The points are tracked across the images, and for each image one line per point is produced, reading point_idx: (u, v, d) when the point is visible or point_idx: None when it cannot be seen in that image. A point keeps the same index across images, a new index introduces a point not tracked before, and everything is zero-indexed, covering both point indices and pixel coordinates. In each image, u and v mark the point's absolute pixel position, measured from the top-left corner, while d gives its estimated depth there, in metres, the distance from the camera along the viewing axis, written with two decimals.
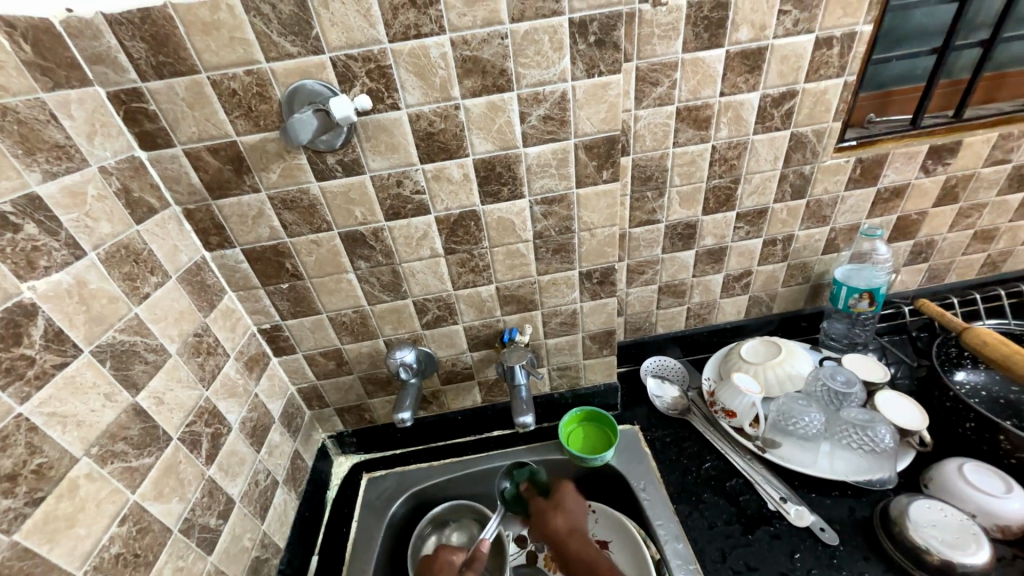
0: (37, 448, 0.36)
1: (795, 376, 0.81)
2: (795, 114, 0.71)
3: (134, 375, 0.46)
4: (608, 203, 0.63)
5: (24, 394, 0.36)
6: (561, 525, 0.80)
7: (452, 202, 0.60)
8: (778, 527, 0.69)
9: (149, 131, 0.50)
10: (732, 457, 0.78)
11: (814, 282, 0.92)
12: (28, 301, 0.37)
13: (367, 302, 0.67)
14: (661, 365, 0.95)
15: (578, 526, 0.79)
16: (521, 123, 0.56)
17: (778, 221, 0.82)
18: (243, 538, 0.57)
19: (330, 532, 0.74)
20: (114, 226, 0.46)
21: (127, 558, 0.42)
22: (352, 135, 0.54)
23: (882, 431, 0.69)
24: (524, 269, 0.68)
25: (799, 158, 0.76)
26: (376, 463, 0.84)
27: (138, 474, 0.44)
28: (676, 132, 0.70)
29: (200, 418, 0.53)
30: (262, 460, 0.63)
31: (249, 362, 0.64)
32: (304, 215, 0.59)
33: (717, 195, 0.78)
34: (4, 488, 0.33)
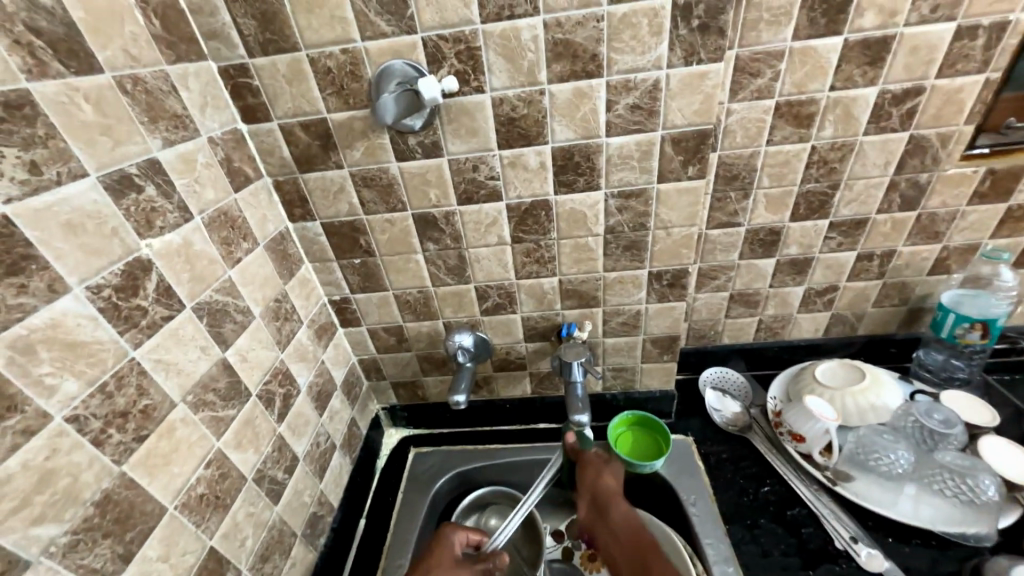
0: (144, 390, 0.40)
1: (879, 408, 0.73)
2: (918, 114, 0.63)
3: (224, 332, 0.49)
4: (690, 201, 0.59)
5: (138, 340, 0.39)
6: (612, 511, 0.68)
7: (525, 190, 0.59)
8: (844, 567, 0.63)
9: (251, 105, 0.54)
10: (796, 484, 0.72)
11: (913, 305, 0.82)
12: (145, 258, 0.41)
13: (432, 284, 0.69)
14: (722, 377, 0.89)
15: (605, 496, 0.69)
16: (606, 111, 0.53)
17: (878, 234, 0.74)
18: (304, 494, 0.61)
19: (378, 499, 0.78)
20: (217, 193, 0.50)
21: (209, 499, 0.46)
22: (435, 117, 0.54)
23: (986, 481, 0.61)
24: (591, 264, 0.65)
25: (915, 164, 0.67)
26: (425, 439, 0.87)
27: (223, 424, 0.48)
28: (772, 128, 0.65)
29: (275, 378, 0.57)
30: (323, 424, 0.67)
31: (319, 330, 0.68)
32: (381, 194, 0.60)
33: (810, 200, 0.71)
34: (117, 423, 0.37)
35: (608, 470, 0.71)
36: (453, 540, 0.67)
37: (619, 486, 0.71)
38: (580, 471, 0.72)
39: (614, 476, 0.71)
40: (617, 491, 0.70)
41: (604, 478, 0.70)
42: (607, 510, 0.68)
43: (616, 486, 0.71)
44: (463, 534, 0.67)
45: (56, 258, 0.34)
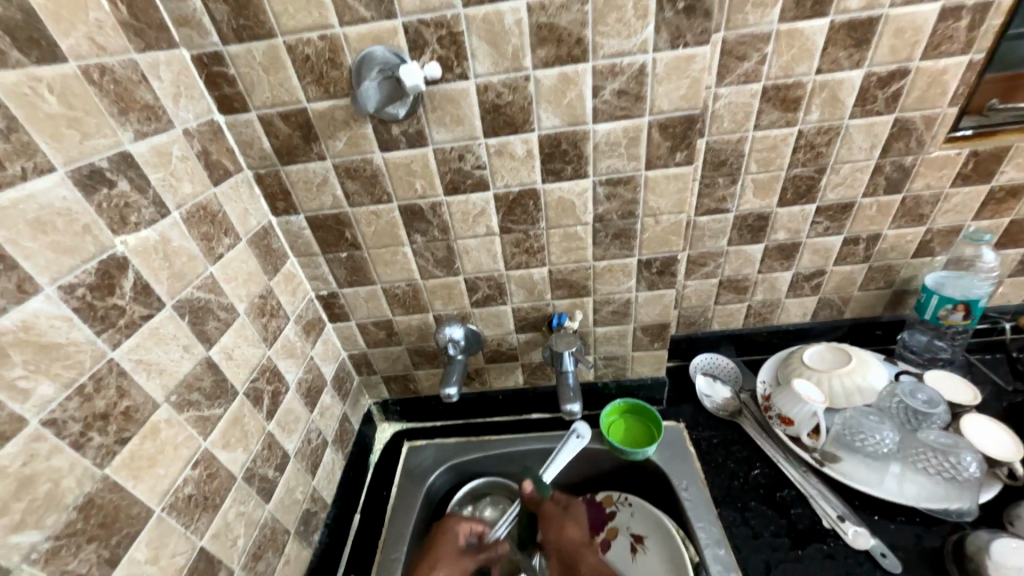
0: (125, 391, 0.39)
1: (866, 389, 0.74)
2: (903, 97, 0.63)
3: (208, 330, 0.48)
4: (678, 188, 0.59)
5: (116, 340, 0.38)
6: (573, 535, 0.75)
7: (513, 179, 0.58)
8: (832, 545, 0.65)
9: (227, 95, 0.52)
10: (784, 466, 0.74)
11: (898, 288, 0.83)
12: (119, 255, 0.39)
13: (420, 277, 0.68)
14: (712, 363, 0.90)
15: (581, 544, 0.74)
16: (593, 97, 0.52)
17: (864, 217, 0.75)
18: (296, 491, 0.61)
19: (372, 494, 0.78)
20: (195, 187, 0.48)
21: (198, 499, 0.45)
22: (419, 105, 0.53)
23: (967, 458, 0.63)
24: (580, 253, 0.65)
25: (900, 147, 0.67)
26: (418, 432, 0.87)
27: (209, 423, 0.47)
28: (759, 113, 0.64)
29: (263, 375, 0.56)
30: (314, 420, 0.66)
31: (307, 326, 0.67)
32: (366, 185, 0.59)
33: (797, 185, 0.71)
34: (97, 425, 0.36)
35: (569, 522, 0.76)
36: (455, 536, 0.73)
37: (583, 536, 0.76)
38: (543, 526, 0.76)
39: (576, 529, 0.76)
40: (580, 542, 0.74)
41: (566, 532, 0.75)
42: (575, 566, 0.72)
43: (581, 537, 0.75)
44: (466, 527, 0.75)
45: (24, 257, 0.32)
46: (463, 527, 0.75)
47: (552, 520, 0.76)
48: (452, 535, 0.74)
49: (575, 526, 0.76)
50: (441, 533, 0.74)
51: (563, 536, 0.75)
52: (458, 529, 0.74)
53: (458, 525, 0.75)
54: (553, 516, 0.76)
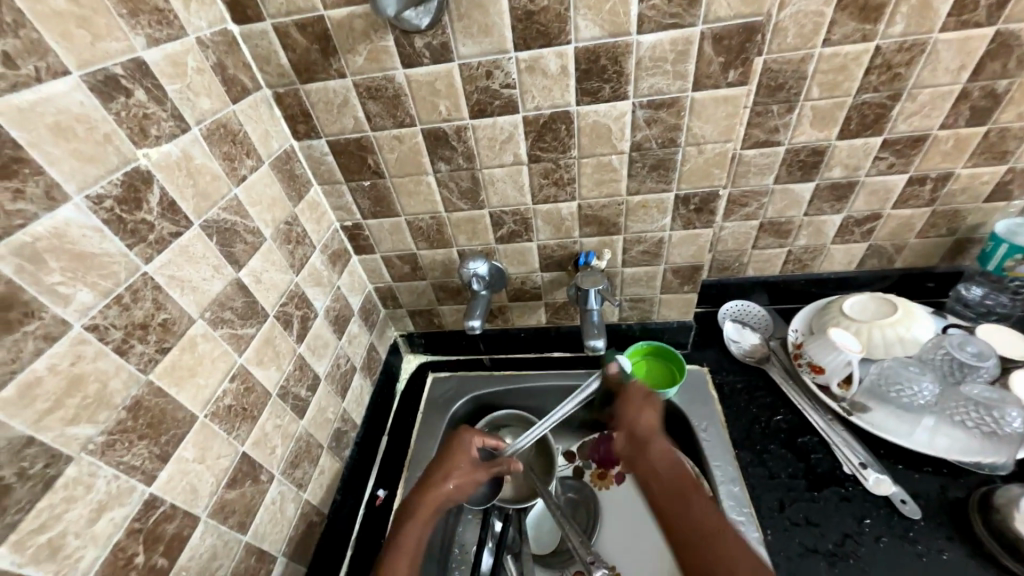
0: (161, 305, 0.40)
1: (907, 340, 0.71)
2: (1012, 3, 0.53)
3: (236, 252, 0.48)
4: (727, 112, 0.53)
5: (148, 255, 0.39)
6: (646, 420, 0.63)
7: (544, 101, 0.54)
8: (850, 490, 0.65)
9: (239, 1, 0.48)
10: (809, 414, 0.72)
11: (961, 236, 0.76)
12: (143, 169, 0.39)
13: (445, 209, 0.66)
14: (742, 310, 0.88)
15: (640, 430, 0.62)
16: (639, 1, 0.46)
17: (937, 153, 0.66)
18: (328, 411, 0.64)
19: (398, 419, 0.82)
20: (213, 102, 0.47)
21: (237, 410, 0.48)
22: (443, 12, 0.48)
23: (1012, 413, 0.59)
24: (613, 186, 0.61)
25: (996, 68, 0.58)
26: (442, 365, 0.89)
27: (243, 342, 0.49)
28: (831, 25, 0.56)
29: (292, 301, 0.57)
30: (342, 347, 0.68)
31: (332, 256, 0.67)
32: (387, 106, 0.56)
33: (863, 113, 0.63)
34: (138, 335, 0.38)
35: (650, 405, 0.64)
36: (466, 446, 0.69)
37: (660, 423, 0.63)
38: (619, 403, 0.67)
39: (654, 413, 0.63)
40: (655, 426, 0.62)
41: (645, 413, 0.63)
42: (644, 447, 0.61)
43: (655, 422, 0.63)
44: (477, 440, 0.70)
45: (50, 163, 0.32)
46: (475, 440, 0.70)
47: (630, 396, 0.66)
48: (466, 445, 0.69)
49: (637, 414, 0.64)
50: (452, 443, 0.69)
51: (628, 415, 0.64)
52: (468, 437, 0.70)
53: (470, 436, 0.70)
54: (632, 392, 0.66)
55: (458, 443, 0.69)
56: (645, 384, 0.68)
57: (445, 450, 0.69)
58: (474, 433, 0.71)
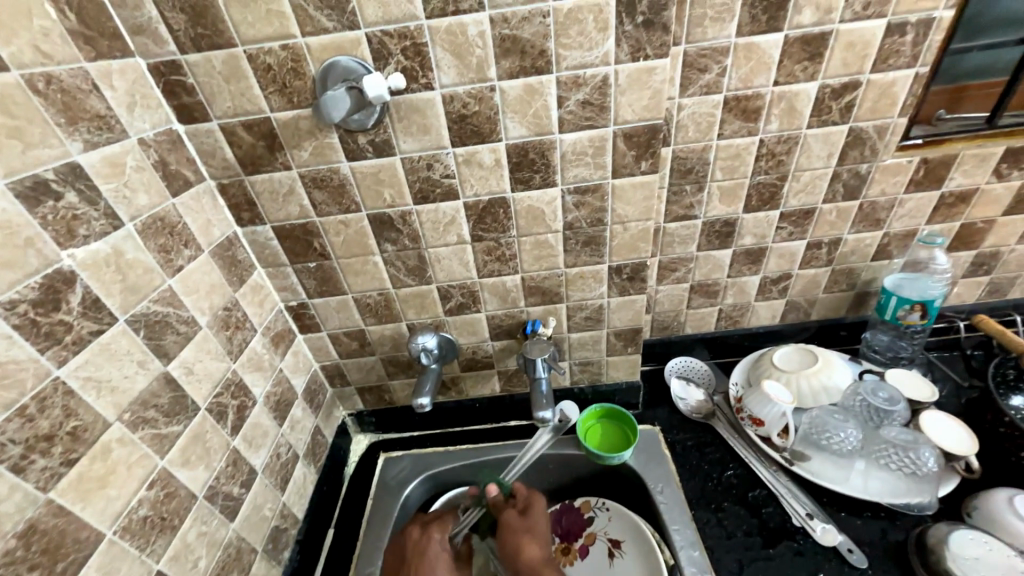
0: (72, 411, 0.37)
1: (831, 389, 0.77)
2: (856, 108, 0.66)
3: (166, 345, 0.47)
4: (644, 195, 0.60)
5: (62, 358, 0.37)
6: (535, 553, 0.68)
7: (482, 188, 0.59)
8: (802, 543, 0.66)
9: (186, 104, 0.51)
10: (756, 467, 0.75)
11: (860, 289, 0.86)
12: (67, 269, 0.38)
13: (392, 286, 0.67)
14: (687, 366, 0.92)
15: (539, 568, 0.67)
16: (558, 107, 0.53)
17: (825, 223, 0.77)
18: (264, 508, 0.59)
19: (347, 507, 0.76)
20: (151, 197, 0.47)
21: (154, 521, 0.43)
22: (385, 115, 0.53)
23: (925, 453, 0.65)
24: (552, 260, 0.66)
25: (856, 156, 0.70)
26: (394, 442, 0.85)
27: (167, 441, 0.46)
28: (721, 123, 0.66)
29: (227, 390, 0.54)
30: (284, 434, 0.64)
31: (275, 338, 0.65)
32: (333, 194, 0.58)
33: (760, 191, 0.73)
34: (41, 447, 0.35)
35: (532, 538, 0.69)
36: (438, 547, 0.70)
37: (541, 552, 0.69)
38: (502, 535, 0.71)
39: (538, 543, 0.69)
40: (541, 558, 0.68)
41: (527, 549, 0.68)
42: None
43: (540, 554, 0.68)
44: (441, 537, 0.71)
45: None
46: (439, 538, 0.71)
47: (515, 527, 0.71)
48: (439, 551, 0.69)
49: (542, 538, 0.70)
50: (421, 551, 0.69)
51: (520, 553, 0.68)
52: (436, 538, 0.70)
53: (436, 536, 0.70)
54: (517, 523, 0.71)
55: (427, 548, 0.69)
56: (518, 501, 0.74)
57: (416, 562, 0.68)
58: (442, 528, 0.72)
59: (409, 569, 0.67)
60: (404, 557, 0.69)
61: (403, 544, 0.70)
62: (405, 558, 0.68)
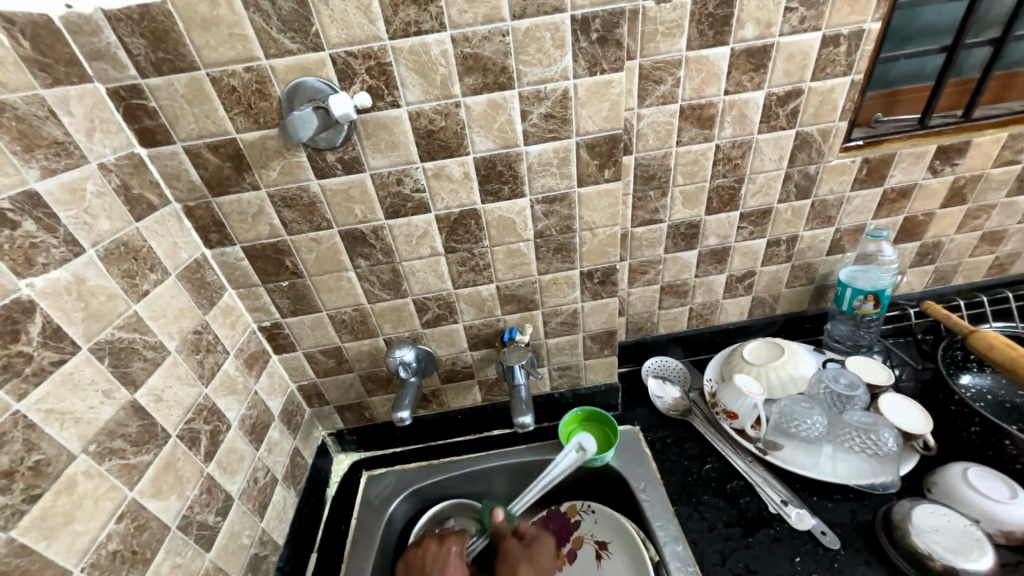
0: (34, 444, 0.36)
1: (797, 378, 0.81)
2: (801, 113, 0.70)
3: (133, 372, 0.46)
4: (610, 202, 0.62)
5: (22, 390, 0.36)
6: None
7: (452, 200, 0.60)
8: (779, 529, 0.68)
9: (148, 128, 0.50)
10: (733, 459, 0.77)
11: (818, 283, 0.91)
12: (25, 299, 0.37)
13: (367, 301, 0.67)
14: (662, 365, 0.94)
15: None
16: (522, 121, 0.55)
17: (782, 221, 0.82)
18: (242, 535, 0.58)
19: (330, 530, 0.75)
20: (113, 222, 0.46)
21: (125, 554, 0.42)
22: (353, 133, 0.54)
23: (885, 434, 0.69)
24: (525, 268, 0.67)
25: (805, 157, 0.75)
26: (377, 460, 0.84)
27: (136, 471, 0.44)
28: (679, 131, 0.70)
29: (199, 416, 0.53)
30: (261, 458, 0.63)
31: (249, 359, 0.64)
32: (303, 213, 0.58)
33: (720, 194, 0.77)
34: (1, 485, 0.34)
35: (529, 560, 0.71)
36: (455, 559, 0.69)
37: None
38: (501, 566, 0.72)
39: (533, 570, 0.70)
40: None
41: (521, 572, 0.70)
42: None
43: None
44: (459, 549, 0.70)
45: None
46: (458, 549, 0.70)
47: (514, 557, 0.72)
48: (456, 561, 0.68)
49: (542, 566, 0.71)
50: (438, 563, 0.68)
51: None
52: (453, 551, 0.69)
53: (454, 548, 0.70)
54: (517, 549, 0.73)
55: (445, 561, 0.68)
56: (592, 466, 0.72)
57: (435, 572, 0.67)
58: (460, 541, 0.71)
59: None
60: (422, 568, 0.68)
61: (421, 556, 0.70)
62: (421, 573, 0.68)
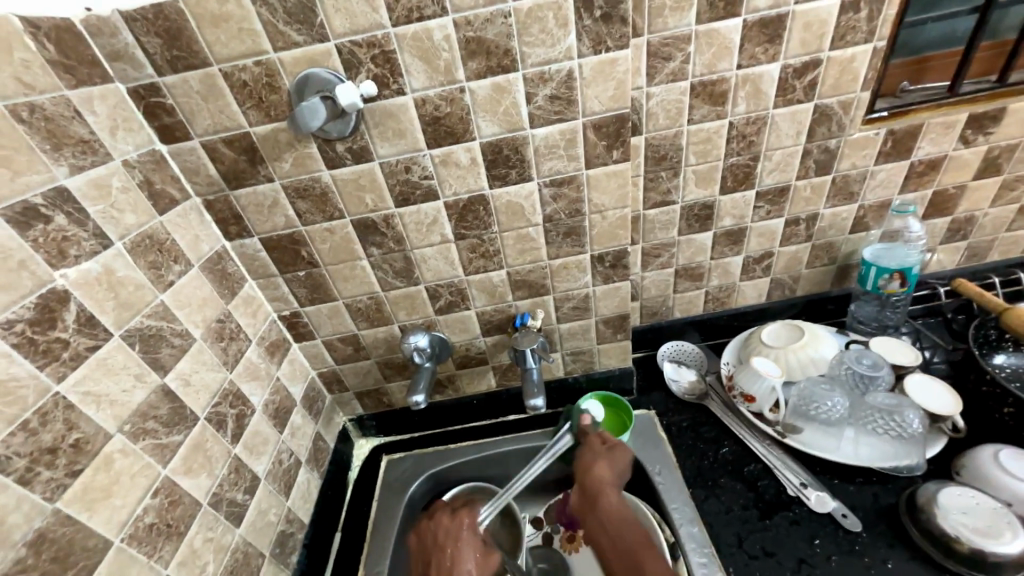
0: (73, 424, 0.39)
1: (818, 360, 0.79)
2: (820, 85, 0.68)
3: (161, 358, 0.48)
4: (619, 183, 0.62)
5: (61, 374, 0.39)
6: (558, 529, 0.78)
7: (460, 187, 0.60)
8: (797, 512, 0.68)
9: (167, 125, 0.53)
10: (750, 442, 0.76)
11: (841, 263, 0.88)
12: (60, 289, 0.40)
13: (381, 289, 0.69)
14: (678, 349, 0.92)
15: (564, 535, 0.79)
16: (527, 103, 0.55)
17: (801, 199, 0.79)
18: (269, 514, 0.60)
19: (353, 510, 0.77)
20: (138, 217, 0.49)
21: (160, 527, 0.45)
22: (361, 122, 0.54)
23: (910, 415, 0.67)
24: (535, 253, 0.67)
25: (824, 132, 0.72)
26: (396, 445, 0.87)
27: (168, 451, 0.47)
28: (690, 108, 0.68)
29: (225, 400, 0.56)
30: (285, 441, 0.66)
31: (270, 347, 0.67)
32: (316, 204, 0.60)
33: (735, 173, 0.75)
34: (45, 460, 0.36)
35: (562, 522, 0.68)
36: (468, 532, 0.67)
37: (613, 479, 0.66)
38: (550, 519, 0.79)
39: (608, 466, 0.67)
40: (608, 479, 0.65)
41: (600, 467, 0.67)
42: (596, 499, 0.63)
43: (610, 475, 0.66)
44: (470, 522, 0.68)
45: None
46: (471, 521, 0.68)
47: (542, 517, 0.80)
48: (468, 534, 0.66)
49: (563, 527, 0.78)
50: (450, 537, 0.66)
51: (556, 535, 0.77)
52: (465, 523, 0.67)
53: (466, 520, 0.67)
54: (596, 452, 0.69)
55: (458, 533, 0.66)
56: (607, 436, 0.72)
57: (449, 545, 0.65)
58: (472, 512, 0.69)
59: (440, 554, 0.64)
60: (436, 541, 0.66)
61: (435, 528, 0.68)
62: (434, 545, 0.66)
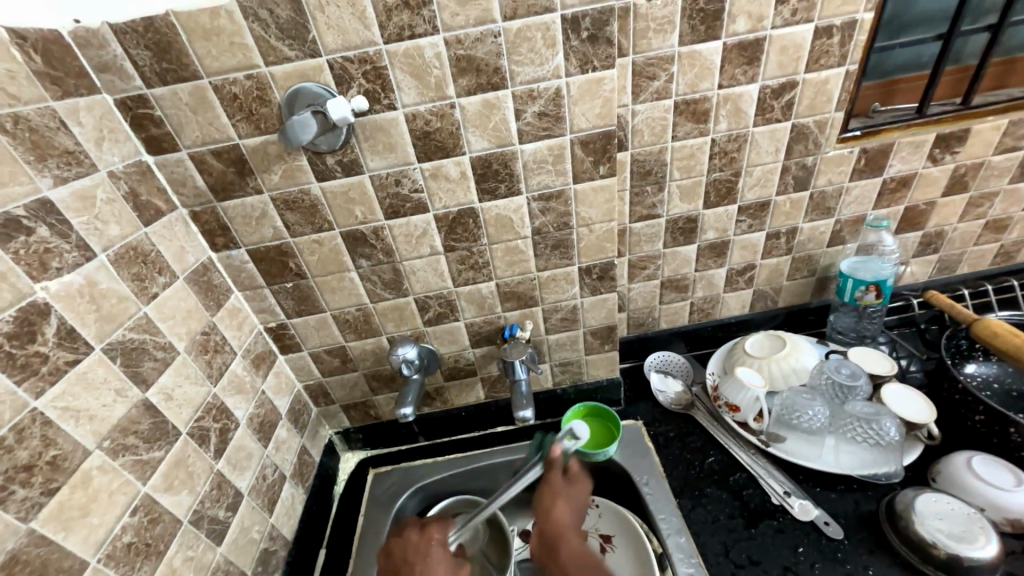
0: (51, 440, 0.38)
1: (800, 370, 0.80)
2: (796, 105, 0.70)
3: (144, 371, 0.47)
4: (605, 198, 0.63)
5: (39, 390, 0.38)
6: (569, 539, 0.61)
7: (450, 200, 0.61)
8: (781, 521, 0.69)
9: (155, 136, 0.52)
10: (735, 451, 0.78)
11: (820, 275, 0.91)
12: (41, 301, 0.39)
13: (370, 300, 0.69)
14: (664, 361, 0.94)
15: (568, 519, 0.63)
16: (516, 119, 0.56)
17: (781, 213, 0.82)
18: (251, 530, 0.59)
19: (338, 525, 0.76)
20: (123, 228, 0.48)
21: (139, 547, 0.44)
22: (351, 136, 0.55)
23: (887, 424, 0.68)
24: (524, 265, 0.68)
25: (801, 149, 0.75)
26: (383, 458, 0.86)
27: (148, 467, 0.46)
28: (674, 125, 0.70)
29: (208, 414, 0.55)
30: (269, 455, 0.64)
31: (256, 360, 0.66)
32: (305, 215, 0.60)
33: (718, 188, 0.77)
34: (20, 478, 0.35)
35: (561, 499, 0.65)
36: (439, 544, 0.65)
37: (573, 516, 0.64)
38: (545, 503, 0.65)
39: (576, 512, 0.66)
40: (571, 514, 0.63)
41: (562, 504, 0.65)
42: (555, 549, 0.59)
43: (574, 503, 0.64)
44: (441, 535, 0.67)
45: None
46: (438, 537, 0.66)
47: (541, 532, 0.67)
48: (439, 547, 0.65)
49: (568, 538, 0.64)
50: (421, 553, 0.63)
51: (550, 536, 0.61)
52: (436, 538, 0.66)
53: (435, 534, 0.66)
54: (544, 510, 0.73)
55: (427, 550, 0.64)
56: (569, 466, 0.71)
57: (417, 561, 0.62)
58: (441, 528, 0.68)
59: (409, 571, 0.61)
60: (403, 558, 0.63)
61: (403, 543, 0.65)
62: (403, 560, 0.63)
